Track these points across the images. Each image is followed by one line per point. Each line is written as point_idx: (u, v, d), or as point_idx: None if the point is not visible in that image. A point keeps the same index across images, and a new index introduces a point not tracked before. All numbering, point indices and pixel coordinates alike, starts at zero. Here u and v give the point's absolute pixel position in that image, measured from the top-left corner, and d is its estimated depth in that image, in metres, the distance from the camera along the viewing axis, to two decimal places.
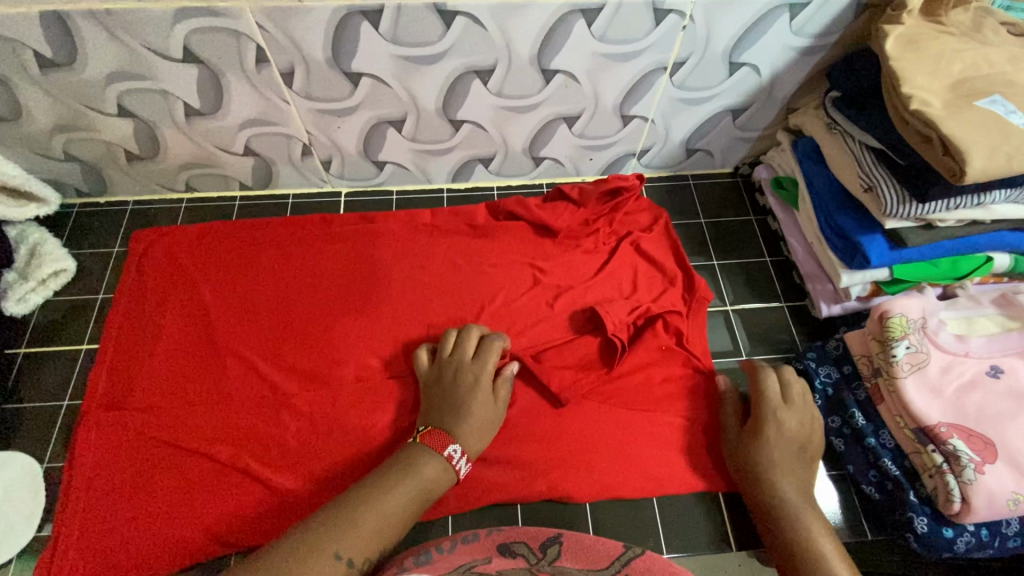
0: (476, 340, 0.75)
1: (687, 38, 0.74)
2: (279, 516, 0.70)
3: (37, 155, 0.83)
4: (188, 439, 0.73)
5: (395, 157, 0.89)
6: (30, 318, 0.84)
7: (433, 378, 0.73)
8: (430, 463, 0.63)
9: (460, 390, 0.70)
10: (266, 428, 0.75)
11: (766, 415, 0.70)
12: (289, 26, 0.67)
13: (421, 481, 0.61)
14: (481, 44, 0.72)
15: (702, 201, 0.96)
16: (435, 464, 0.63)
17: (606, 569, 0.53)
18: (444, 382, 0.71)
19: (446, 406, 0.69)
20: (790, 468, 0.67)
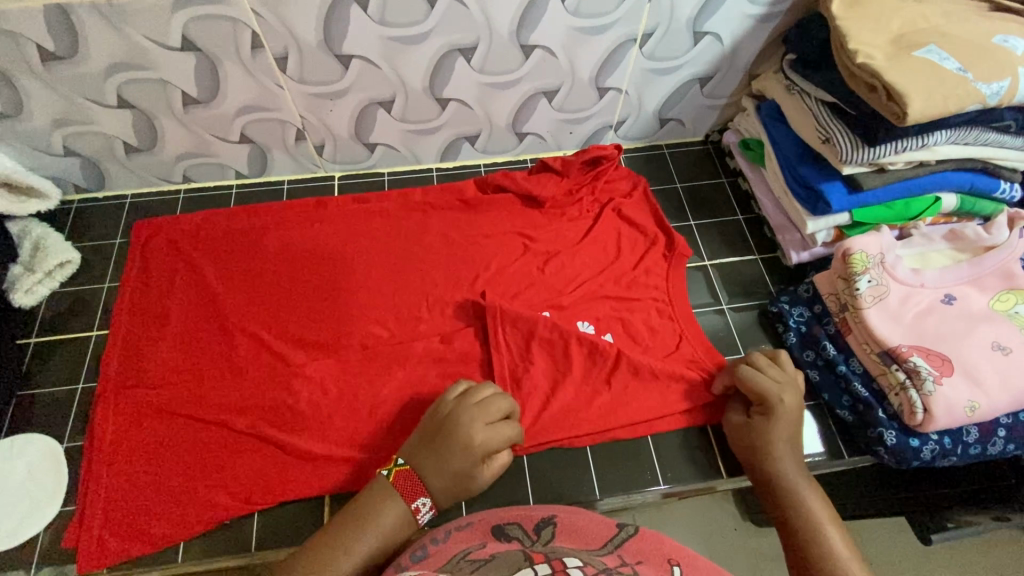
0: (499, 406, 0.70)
1: (654, 10, 0.80)
2: (300, 475, 0.74)
3: (36, 151, 0.85)
4: (203, 410, 0.77)
5: (386, 139, 0.93)
6: (38, 310, 0.86)
7: (443, 417, 0.69)
8: (389, 511, 0.63)
9: (464, 436, 0.66)
10: (278, 395, 0.78)
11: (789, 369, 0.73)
12: (283, 12, 0.72)
13: (374, 533, 0.61)
14: (464, 23, 0.77)
15: (677, 168, 1.02)
16: (393, 508, 0.63)
17: (600, 549, 0.58)
18: (443, 425, 0.68)
19: (440, 447, 0.66)
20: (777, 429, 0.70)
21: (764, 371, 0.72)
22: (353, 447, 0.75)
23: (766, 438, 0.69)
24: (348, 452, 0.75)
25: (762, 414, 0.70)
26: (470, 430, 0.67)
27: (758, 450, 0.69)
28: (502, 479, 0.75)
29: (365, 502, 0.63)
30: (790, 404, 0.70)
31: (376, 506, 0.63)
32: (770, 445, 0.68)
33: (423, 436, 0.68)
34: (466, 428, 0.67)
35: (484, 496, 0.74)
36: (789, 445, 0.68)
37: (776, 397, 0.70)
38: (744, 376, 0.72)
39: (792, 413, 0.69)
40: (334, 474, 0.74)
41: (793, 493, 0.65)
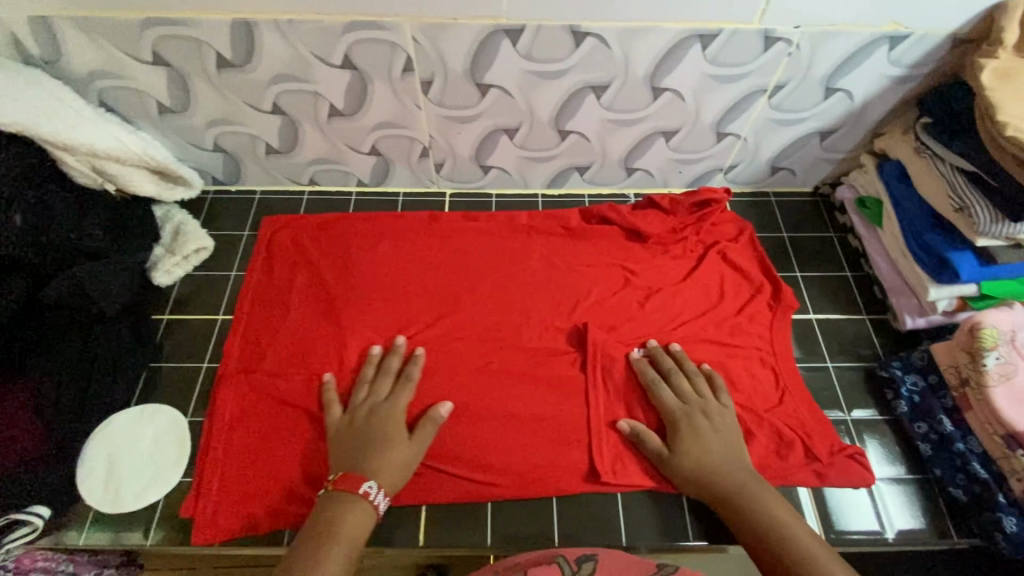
0: (385, 381, 0.80)
1: (791, 64, 0.79)
2: None
3: (189, 144, 0.93)
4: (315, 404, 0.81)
5: (501, 162, 0.97)
6: (171, 289, 0.93)
7: (343, 425, 0.76)
8: (350, 515, 0.66)
9: (385, 420, 0.75)
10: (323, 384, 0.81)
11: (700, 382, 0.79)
12: (440, 41, 0.76)
13: (339, 550, 0.63)
14: (604, 62, 0.79)
15: (783, 216, 1.02)
16: (354, 511, 0.67)
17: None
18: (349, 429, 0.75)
19: (350, 436, 0.74)
20: (711, 447, 0.72)
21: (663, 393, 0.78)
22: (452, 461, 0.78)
23: (692, 454, 0.72)
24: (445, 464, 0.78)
25: (675, 438, 0.74)
26: (372, 409, 0.76)
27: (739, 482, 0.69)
28: (594, 511, 0.76)
29: (344, 522, 0.66)
30: (703, 419, 0.75)
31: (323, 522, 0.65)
32: (698, 462, 0.72)
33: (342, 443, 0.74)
34: (375, 411, 0.76)
35: (575, 522, 0.75)
36: (724, 458, 0.72)
37: (679, 413, 0.76)
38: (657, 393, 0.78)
39: (702, 428, 0.74)
40: (434, 485, 0.76)
41: (747, 506, 0.67)
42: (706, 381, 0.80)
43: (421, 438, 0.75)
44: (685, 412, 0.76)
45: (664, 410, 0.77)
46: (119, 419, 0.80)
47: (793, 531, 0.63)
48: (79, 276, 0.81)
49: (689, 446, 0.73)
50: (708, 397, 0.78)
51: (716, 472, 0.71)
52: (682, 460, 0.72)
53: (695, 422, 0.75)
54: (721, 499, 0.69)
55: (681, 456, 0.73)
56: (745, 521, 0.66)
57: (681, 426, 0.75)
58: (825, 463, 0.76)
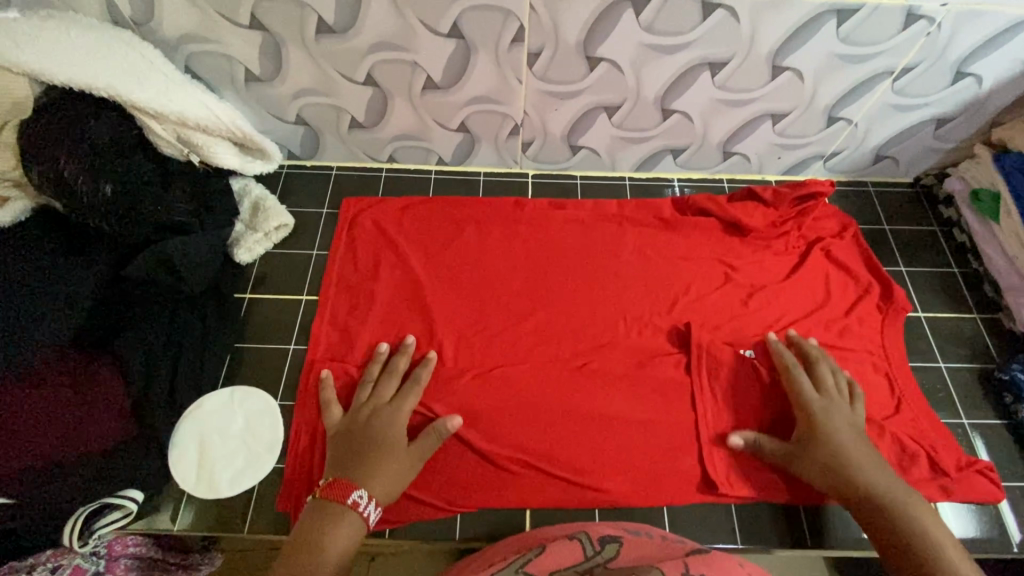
0: (392, 383, 0.76)
1: (926, 46, 0.75)
2: (498, 483, 0.75)
3: (270, 116, 0.89)
4: None
5: (593, 143, 0.93)
6: (251, 268, 0.90)
7: (345, 427, 0.72)
8: (336, 529, 0.61)
9: (376, 425, 0.71)
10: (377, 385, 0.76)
11: (836, 378, 0.76)
12: (557, 10, 0.71)
13: (323, 568, 0.58)
14: (728, 38, 0.74)
15: (883, 207, 0.98)
16: (344, 527, 0.62)
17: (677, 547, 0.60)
18: (361, 431, 0.71)
19: (367, 441, 0.70)
20: (852, 442, 0.70)
21: (801, 382, 0.75)
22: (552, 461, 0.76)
23: (828, 448, 0.70)
24: (550, 459, 0.76)
25: (807, 431, 0.72)
26: (377, 414, 0.73)
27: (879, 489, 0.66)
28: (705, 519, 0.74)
29: (326, 531, 0.61)
30: (843, 416, 0.72)
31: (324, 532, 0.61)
32: (834, 457, 0.69)
33: (345, 446, 0.70)
34: (376, 416, 0.72)
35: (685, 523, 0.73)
36: (862, 455, 0.69)
37: (817, 404, 0.73)
38: (795, 378, 0.76)
39: (840, 422, 0.71)
40: (539, 488, 0.75)
41: (888, 508, 0.64)
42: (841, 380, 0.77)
43: (420, 448, 0.71)
44: (824, 406, 0.73)
45: (799, 398, 0.74)
46: (210, 402, 0.77)
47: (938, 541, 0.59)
48: (167, 250, 0.77)
49: (825, 439, 0.70)
50: (844, 397, 0.75)
51: (858, 473, 0.67)
52: (818, 451, 0.70)
53: (832, 418, 0.72)
54: (860, 502, 0.65)
55: (817, 447, 0.70)
56: (882, 525, 0.63)
57: (821, 426, 0.71)
58: (952, 478, 0.73)
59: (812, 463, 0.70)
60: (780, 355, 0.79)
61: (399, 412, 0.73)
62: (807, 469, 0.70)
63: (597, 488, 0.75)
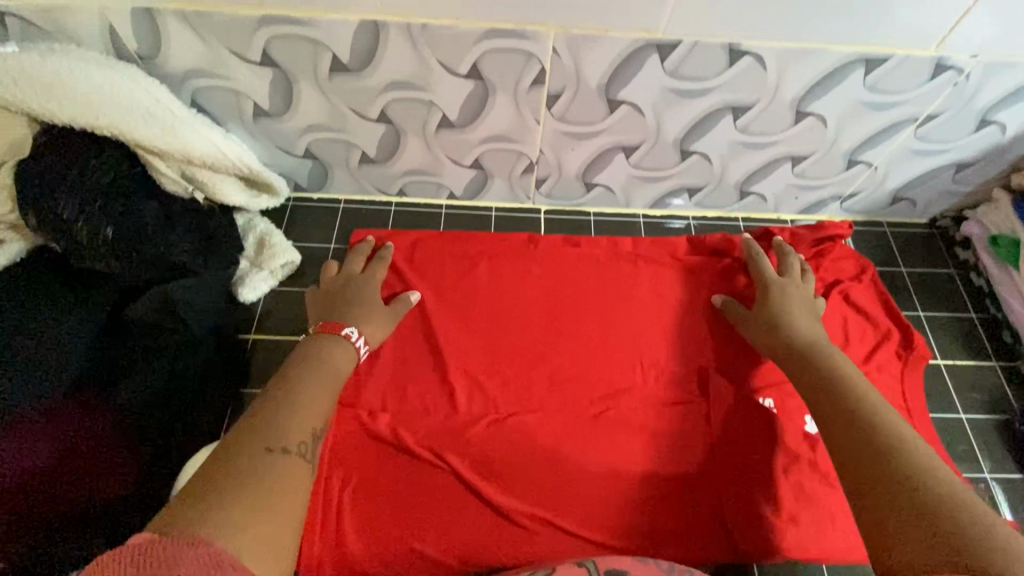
0: (361, 255, 0.86)
1: (952, 95, 0.74)
2: (516, 539, 0.72)
3: (278, 149, 0.86)
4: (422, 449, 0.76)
5: (609, 181, 0.91)
6: (256, 307, 0.87)
7: (329, 288, 0.82)
8: (330, 360, 0.70)
9: (353, 287, 0.82)
10: (332, 301, 0.80)
11: (796, 266, 0.84)
12: (581, 55, 0.69)
13: (319, 407, 0.64)
14: (753, 84, 0.72)
15: (900, 249, 0.97)
16: (338, 352, 0.72)
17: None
18: (340, 288, 0.81)
19: (342, 300, 0.80)
20: (803, 315, 0.77)
21: (761, 264, 0.84)
22: (570, 515, 0.74)
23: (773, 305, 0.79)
24: (567, 512, 0.74)
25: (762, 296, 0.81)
26: (353, 278, 0.83)
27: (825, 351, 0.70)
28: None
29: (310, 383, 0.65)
30: (793, 290, 0.80)
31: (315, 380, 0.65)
32: (780, 314, 0.77)
33: (327, 305, 0.79)
34: (350, 284, 0.83)
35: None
36: (812, 329, 0.75)
37: (776, 281, 0.81)
38: (755, 260, 0.85)
39: (794, 301, 0.79)
40: (558, 545, 0.72)
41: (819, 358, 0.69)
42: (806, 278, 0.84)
43: (394, 310, 0.82)
44: (778, 281, 0.81)
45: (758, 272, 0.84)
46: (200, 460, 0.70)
47: (877, 408, 0.59)
48: (168, 291, 0.73)
49: (779, 306, 0.78)
50: (799, 281, 0.82)
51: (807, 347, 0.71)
52: (784, 327, 0.75)
53: (783, 287, 0.81)
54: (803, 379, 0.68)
55: (774, 318, 0.77)
56: (810, 371, 0.68)
57: (773, 299, 0.79)
58: None
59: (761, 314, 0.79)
60: (756, 257, 0.85)
61: (371, 275, 0.84)
62: (763, 331, 0.77)
63: (617, 545, 0.72)
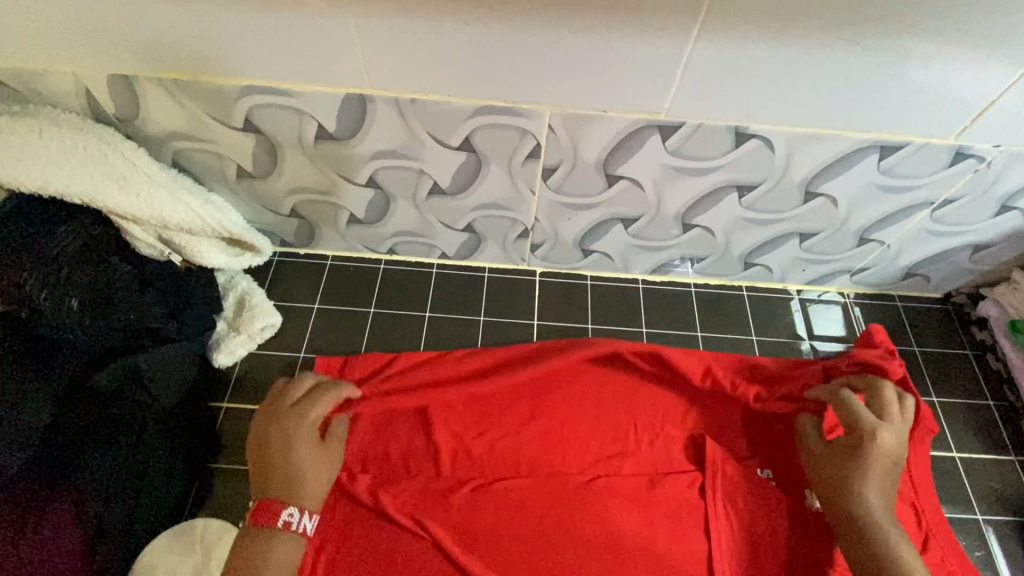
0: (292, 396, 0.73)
1: (972, 181, 0.69)
2: None
3: (263, 208, 0.82)
4: (404, 515, 0.71)
5: (606, 248, 0.87)
6: (233, 370, 0.84)
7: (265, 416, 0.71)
8: (274, 549, 0.64)
9: (283, 457, 0.69)
10: (272, 423, 0.71)
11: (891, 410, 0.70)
12: (578, 132, 0.65)
13: (276, 571, 0.64)
14: (760, 164, 0.68)
15: (912, 325, 0.92)
16: (279, 548, 0.65)
17: None
18: (268, 450, 0.69)
19: (270, 475, 0.68)
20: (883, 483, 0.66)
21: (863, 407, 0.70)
22: None
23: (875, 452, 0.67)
24: None
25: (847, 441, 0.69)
26: (286, 432, 0.70)
27: (881, 447, 0.67)
28: None
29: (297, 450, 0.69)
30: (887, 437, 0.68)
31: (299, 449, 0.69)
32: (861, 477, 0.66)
33: (257, 475, 0.68)
34: (278, 453, 0.69)
35: None
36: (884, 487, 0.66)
37: (869, 429, 0.68)
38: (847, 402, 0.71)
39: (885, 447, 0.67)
40: None
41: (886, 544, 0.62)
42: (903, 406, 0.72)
43: (332, 452, 0.73)
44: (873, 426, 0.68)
45: (850, 416, 0.70)
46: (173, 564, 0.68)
47: None
48: (136, 362, 0.71)
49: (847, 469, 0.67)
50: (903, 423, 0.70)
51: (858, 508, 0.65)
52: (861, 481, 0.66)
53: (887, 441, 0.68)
54: (842, 521, 0.65)
55: (841, 490, 0.67)
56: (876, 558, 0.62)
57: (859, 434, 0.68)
58: None
59: (824, 468, 0.69)
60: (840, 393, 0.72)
61: (309, 421, 0.72)
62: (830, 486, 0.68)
63: None
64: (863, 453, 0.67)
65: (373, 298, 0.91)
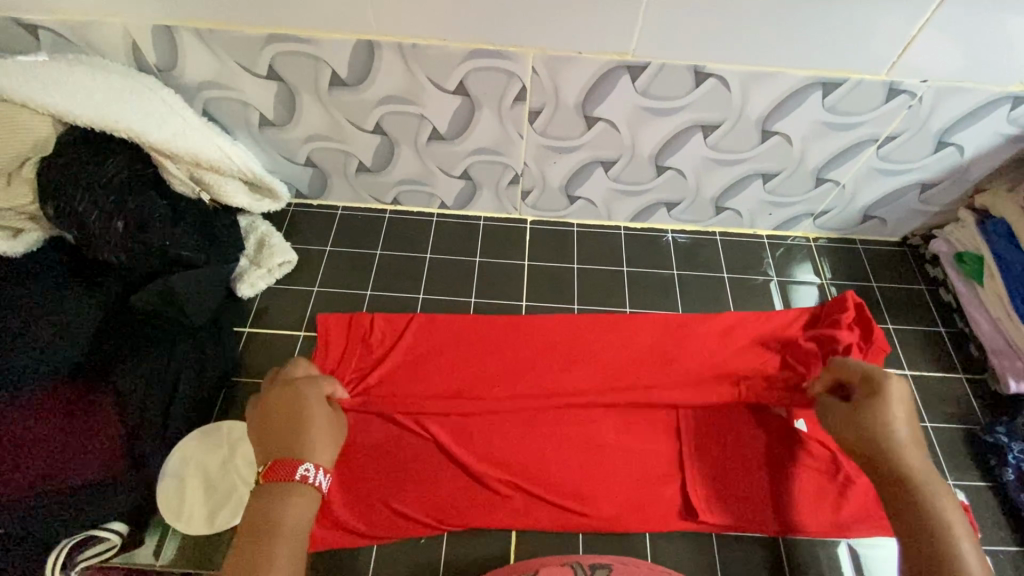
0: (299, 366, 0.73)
1: (909, 116, 0.78)
2: (495, 505, 0.75)
3: (281, 157, 0.92)
4: (407, 417, 0.80)
5: (590, 194, 0.96)
6: (253, 301, 0.94)
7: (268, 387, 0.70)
8: (290, 506, 0.61)
9: (295, 418, 0.67)
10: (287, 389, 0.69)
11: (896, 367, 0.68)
12: (558, 73, 0.75)
13: (294, 528, 0.60)
14: (719, 103, 0.78)
15: (872, 264, 1.00)
16: (298, 500, 0.61)
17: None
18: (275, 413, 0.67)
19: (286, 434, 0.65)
20: (912, 441, 0.63)
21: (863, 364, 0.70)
22: (543, 488, 0.76)
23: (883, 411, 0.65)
24: (540, 484, 0.76)
25: (869, 397, 0.66)
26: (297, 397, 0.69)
27: (898, 392, 0.65)
28: (689, 559, 0.74)
29: (306, 415, 0.68)
30: (904, 394, 0.66)
31: (307, 413, 0.68)
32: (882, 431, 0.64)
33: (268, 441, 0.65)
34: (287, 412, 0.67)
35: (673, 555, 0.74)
36: (913, 444, 0.63)
37: (884, 381, 0.66)
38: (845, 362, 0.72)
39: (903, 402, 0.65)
40: (537, 513, 0.75)
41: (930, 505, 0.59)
42: None
43: (339, 418, 0.72)
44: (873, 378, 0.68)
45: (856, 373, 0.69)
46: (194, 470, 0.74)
47: None
48: (172, 284, 0.78)
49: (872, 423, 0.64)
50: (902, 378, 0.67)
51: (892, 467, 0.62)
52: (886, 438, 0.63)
53: (897, 394, 0.65)
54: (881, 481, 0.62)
55: (879, 448, 0.63)
56: (919, 526, 0.58)
57: (876, 392, 0.66)
58: None
59: (851, 428, 0.66)
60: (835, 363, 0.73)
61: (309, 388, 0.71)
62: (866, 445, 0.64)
63: (584, 513, 0.75)
64: (886, 399, 0.65)
65: (379, 241, 1.00)
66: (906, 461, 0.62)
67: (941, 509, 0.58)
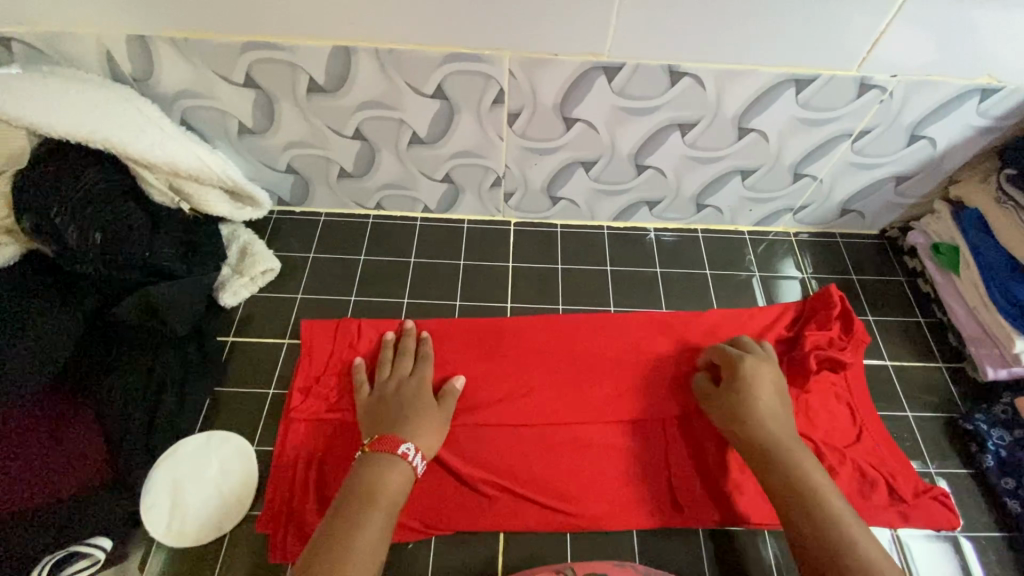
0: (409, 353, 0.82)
1: (881, 111, 0.80)
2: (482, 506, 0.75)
3: (261, 164, 0.92)
4: None
5: (572, 194, 0.97)
6: (236, 310, 0.92)
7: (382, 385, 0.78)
8: (389, 480, 0.66)
9: (405, 400, 0.76)
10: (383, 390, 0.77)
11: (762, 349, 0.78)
12: (535, 76, 0.76)
13: (385, 509, 0.64)
14: (695, 102, 0.79)
15: (851, 257, 1.02)
16: (394, 475, 0.67)
17: None
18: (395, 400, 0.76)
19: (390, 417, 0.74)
20: (769, 404, 0.72)
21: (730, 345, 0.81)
22: (529, 487, 0.76)
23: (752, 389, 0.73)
24: (526, 485, 0.76)
25: (731, 376, 0.76)
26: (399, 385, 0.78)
27: (758, 369, 0.75)
28: (677, 554, 0.74)
29: (415, 405, 0.76)
30: (767, 372, 0.75)
31: (412, 403, 0.76)
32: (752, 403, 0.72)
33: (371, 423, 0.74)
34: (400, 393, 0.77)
35: (660, 551, 0.74)
36: (769, 408, 0.72)
37: (742, 363, 0.76)
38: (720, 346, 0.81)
39: (759, 375, 0.75)
40: (523, 513, 0.75)
41: (774, 451, 0.68)
42: (747, 344, 0.81)
43: (446, 406, 0.78)
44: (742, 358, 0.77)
45: (723, 356, 0.79)
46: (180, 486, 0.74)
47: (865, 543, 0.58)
48: (152, 294, 0.78)
49: (736, 398, 0.73)
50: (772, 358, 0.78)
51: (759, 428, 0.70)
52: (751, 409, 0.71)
53: (758, 371, 0.75)
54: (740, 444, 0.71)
55: (739, 416, 0.72)
56: (764, 473, 0.67)
57: (738, 369, 0.76)
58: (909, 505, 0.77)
59: (724, 405, 0.75)
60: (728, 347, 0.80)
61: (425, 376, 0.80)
62: (732, 420, 0.72)
63: (570, 511, 0.75)
64: (744, 374, 0.75)
65: (363, 247, 1.00)
66: (759, 430, 0.70)
67: (790, 455, 0.67)
